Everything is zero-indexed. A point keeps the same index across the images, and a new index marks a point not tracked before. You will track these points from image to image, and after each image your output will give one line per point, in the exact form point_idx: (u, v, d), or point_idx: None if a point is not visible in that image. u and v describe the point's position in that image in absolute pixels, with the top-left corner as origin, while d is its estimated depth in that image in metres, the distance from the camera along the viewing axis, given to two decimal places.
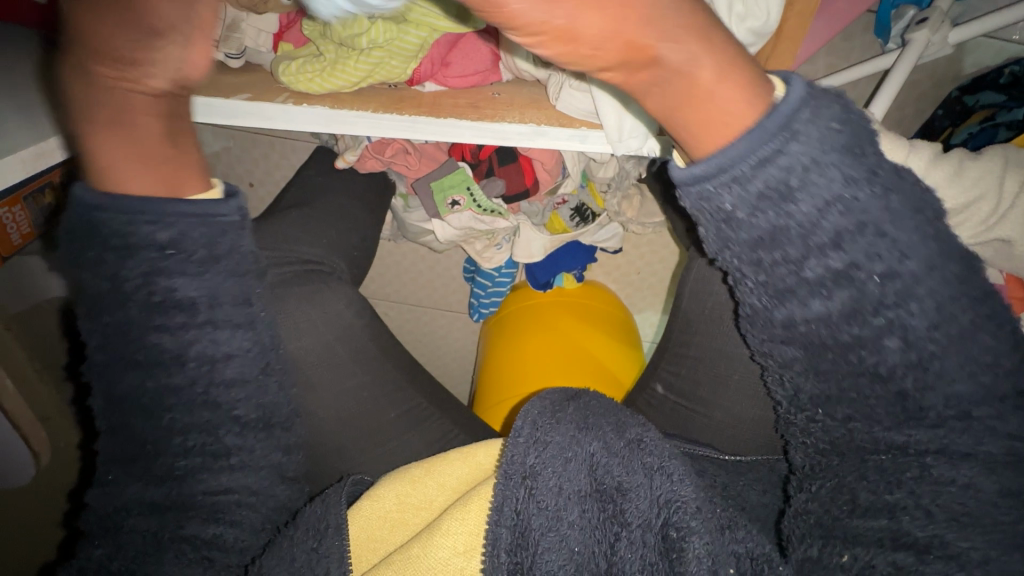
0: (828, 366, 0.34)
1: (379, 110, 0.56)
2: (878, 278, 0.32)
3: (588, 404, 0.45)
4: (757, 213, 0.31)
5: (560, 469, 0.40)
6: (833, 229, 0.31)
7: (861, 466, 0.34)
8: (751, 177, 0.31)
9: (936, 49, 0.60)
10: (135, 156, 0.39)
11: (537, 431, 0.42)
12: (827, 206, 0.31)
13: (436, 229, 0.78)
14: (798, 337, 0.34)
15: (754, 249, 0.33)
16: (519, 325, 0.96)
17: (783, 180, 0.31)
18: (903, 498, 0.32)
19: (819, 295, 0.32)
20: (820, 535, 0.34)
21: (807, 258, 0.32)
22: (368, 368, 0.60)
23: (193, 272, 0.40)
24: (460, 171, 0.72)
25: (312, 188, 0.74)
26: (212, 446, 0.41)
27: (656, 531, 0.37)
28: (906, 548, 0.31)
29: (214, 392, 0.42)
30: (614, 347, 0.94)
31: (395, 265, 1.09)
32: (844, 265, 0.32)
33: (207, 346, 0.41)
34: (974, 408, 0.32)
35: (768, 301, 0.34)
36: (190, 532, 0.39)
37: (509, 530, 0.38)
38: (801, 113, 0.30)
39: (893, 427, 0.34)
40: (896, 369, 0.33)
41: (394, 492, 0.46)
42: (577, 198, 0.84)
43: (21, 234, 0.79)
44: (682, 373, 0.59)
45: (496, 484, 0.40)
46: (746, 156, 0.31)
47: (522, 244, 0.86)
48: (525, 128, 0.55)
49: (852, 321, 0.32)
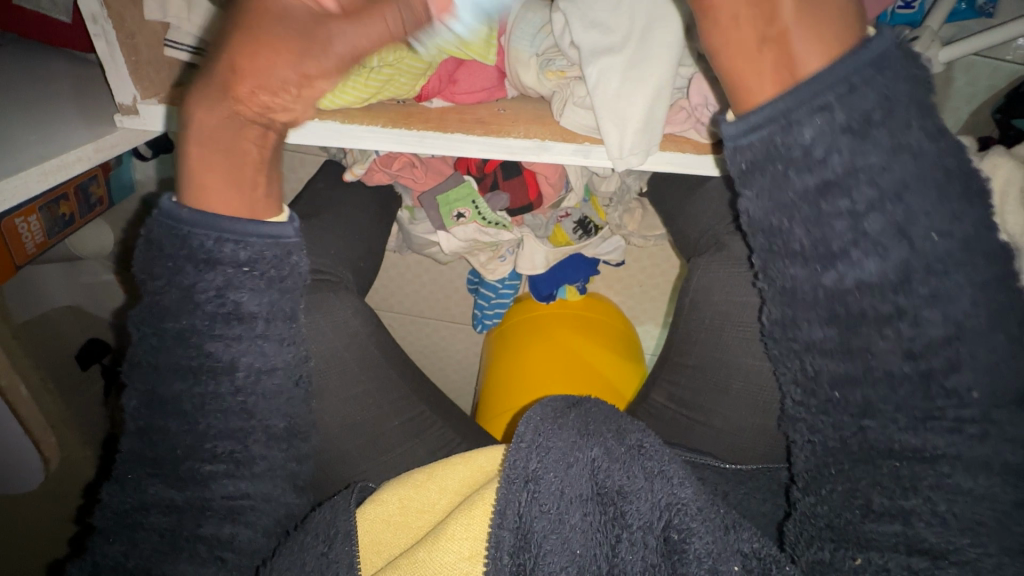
0: (863, 340, 0.34)
1: (388, 125, 0.58)
2: (934, 237, 0.32)
3: (589, 412, 0.46)
4: (831, 152, 0.32)
5: (563, 472, 0.41)
6: (894, 182, 0.32)
7: (874, 472, 0.35)
8: (812, 128, 0.32)
9: (928, 67, 0.61)
10: (221, 172, 0.40)
11: (538, 436, 0.43)
12: (890, 160, 0.32)
13: (441, 240, 0.81)
14: (843, 304, 0.34)
15: (817, 199, 0.33)
16: (522, 337, 0.97)
17: (857, 123, 0.32)
18: (918, 505, 0.33)
19: (873, 254, 0.33)
20: (830, 539, 0.35)
21: (860, 215, 0.32)
22: (375, 375, 0.61)
23: (260, 287, 0.41)
24: (466, 184, 0.73)
25: (321, 199, 0.75)
26: (239, 454, 0.41)
27: (658, 533, 0.39)
28: (921, 553, 0.32)
29: (252, 402, 0.41)
30: (614, 358, 0.95)
31: (398, 276, 1.11)
32: (893, 228, 0.32)
33: (255, 358, 0.41)
34: (994, 413, 0.33)
35: (816, 266, 0.34)
36: (207, 531, 0.40)
37: (511, 532, 0.39)
38: (880, 63, 0.32)
39: (910, 428, 0.34)
40: (918, 346, 0.33)
41: (397, 496, 0.47)
42: (581, 212, 0.86)
43: (34, 243, 0.81)
44: (682, 384, 0.59)
45: (498, 488, 0.41)
46: (809, 109, 0.32)
47: (525, 256, 0.87)
48: (530, 144, 0.57)
49: (900, 287, 0.33)
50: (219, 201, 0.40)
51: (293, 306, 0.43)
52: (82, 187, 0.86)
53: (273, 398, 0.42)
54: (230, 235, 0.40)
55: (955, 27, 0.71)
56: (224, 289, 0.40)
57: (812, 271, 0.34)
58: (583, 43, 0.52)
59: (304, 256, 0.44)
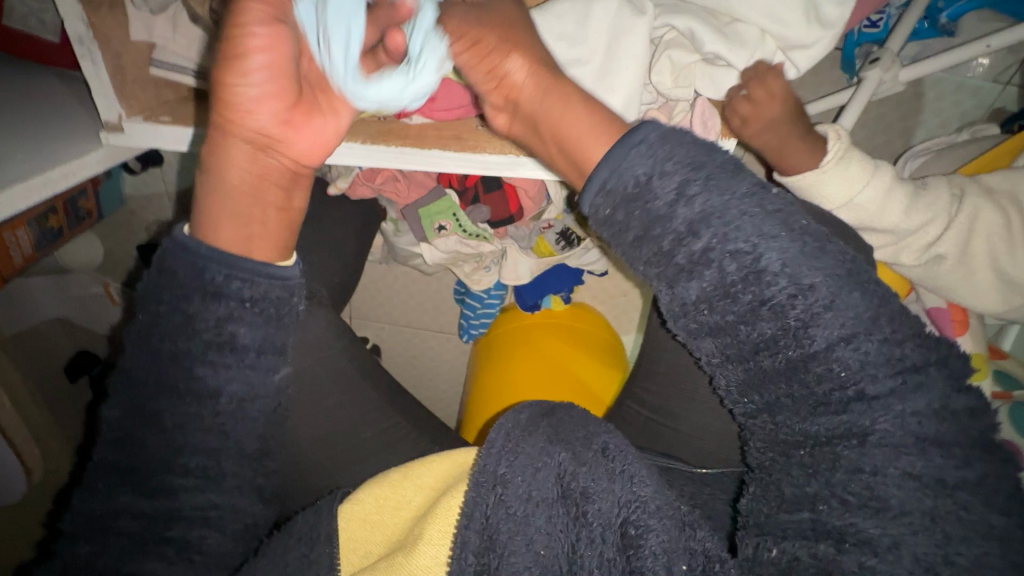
0: (733, 347, 0.36)
1: (367, 142, 0.59)
2: (732, 255, 0.35)
3: (562, 420, 0.47)
4: (626, 214, 0.37)
5: (531, 476, 0.43)
6: (687, 219, 0.36)
7: (789, 462, 0.36)
8: (616, 186, 0.38)
9: (889, 86, 0.64)
10: (230, 212, 0.42)
11: (509, 442, 0.45)
12: (676, 203, 0.36)
13: (424, 252, 0.82)
14: (698, 321, 0.37)
15: (640, 243, 0.37)
16: (507, 346, 0.99)
17: (634, 187, 0.37)
18: (821, 489, 0.34)
19: (695, 276, 0.36)
20: (756, 534, 0.35)
21: (676, 247, 0.36)
22: (349, 388, 0.62)
23: (255, 316, 0.42)
24: (447, 198, 0.75)
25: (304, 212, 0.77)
26: (212, 470, 0.43)
27: (616, 529, 0.39)
28: (827, 537, 0.32)
29: (231, 422, 0.43)
30: (595, 366, 0.96)
31: (385, 287, 1.12)
32: (701, 249, 0.36)
33: (241, 384, 0.43)
34: (869, 388, 0.34)
35: (666, 291, 0.37)
36: (176, 534, 0.41)
37: (477, 534, 0.41)
38: (642, 135, 0.38)
39: (807, 417, 0.35)
40: (776, 339, 0.35)
41: (373, 495, 0.48)
42: (562, 223, 0.88)
43: (22, 255, 0.82)
44: (654, 392, 0.60)
45: (468, 491, 0.43)
46: (608, 174, 0.38)
47: (510, 266, 0.90)
48: (504, 159, 0.59)
49: (728, 299, 0.35)
50: (232, 235, 0.43)
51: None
52: (71, 201, 0.87)
53: (253, 415, 0.44)
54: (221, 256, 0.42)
55: (920, 44, 0.74)
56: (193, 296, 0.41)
57: (667, 288, 0.37)
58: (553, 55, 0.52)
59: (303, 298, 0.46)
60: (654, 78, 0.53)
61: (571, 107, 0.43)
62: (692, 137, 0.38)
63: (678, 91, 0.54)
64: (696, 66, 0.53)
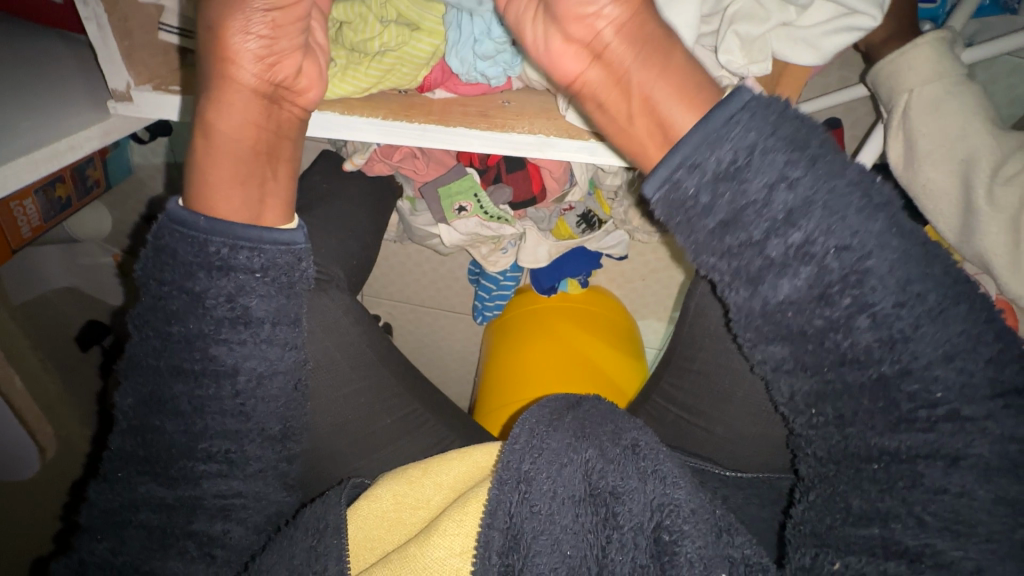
0: (812, 355, 0.36)
1: (388, 117, 0.56)
2: (835, 251, 0.34)
3: (587, 412, 0.47)
4: (716, 197, 0.36)
5: (556, 473, 0.42)
6: (785, 206, 0.35)
7: (857, 475, 0.36)
8: (707, 163, 0.36)
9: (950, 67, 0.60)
10: (232, 172, 0.42)
11: (533, 438, 0.44)
12: (775, 186, 0.35)
13: (443, 233, 0.79)
14: (777, 324, 0.37)
15: (721, 234, 0.36)
16: (523, 330, 0.97)
17: (731, 163, 0.35)
18: (895, 507, 0.34)
19: (786, 274, 0.35)
20: (815, 544, 0.35)
21: (767, 238, 0.35)
22: (367, 375, 0.61)
23: (270, 292, 0.41)
24: (468, 178, 0.72)
25: (316, 192, 0.74)
26: (232, 456, 0.41)
27: (648, 534, 0.39)
28: (898, 556, 0.32)
29: (251, 404, 0.41)
30: (605, 348, 0.94)
31: (395, 264, 1.10)
32: (800, 241, 0.35)
33: (259, 362, 0.41)
34: (964, 408, 0.33)
35: (747, 290, 0.37)
36: (198, 527, 0.41)
37: (501, 533, 0.39)
38: (738, 112, 0.36)
39: (886, 432, 0.35)
40: (871, 350, 0.35)
41: (392, 491, 0.47)
42: (585, 206, 0.86)
43: (30, 227, 0.80)
44: (685, 389, 0.59)
45: (491, 489, 0.41)
46: (700, 147, 0.36)
47: (528, 249, 0.87)
48: (533, 139, 0.55)
49: (822, 302, 0.35)
50: (232, 202, 0.42)
51: (299, 310, 0.43)
52: (79, 170, 0.84)
53: (271, 402, 0.42)
54: (245, 243, 0.41)
55: (979, 23, 0.68)
56: (235, 295, 0.40)
57: (749, 292, 0.37)
58: None
59: (314, 261, 0.45)
60: (722, 58, 0.48)
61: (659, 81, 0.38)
62: (792, 108, 0.37)
63: (753, 67, 0.49)
64: (773, 31, 0.48)
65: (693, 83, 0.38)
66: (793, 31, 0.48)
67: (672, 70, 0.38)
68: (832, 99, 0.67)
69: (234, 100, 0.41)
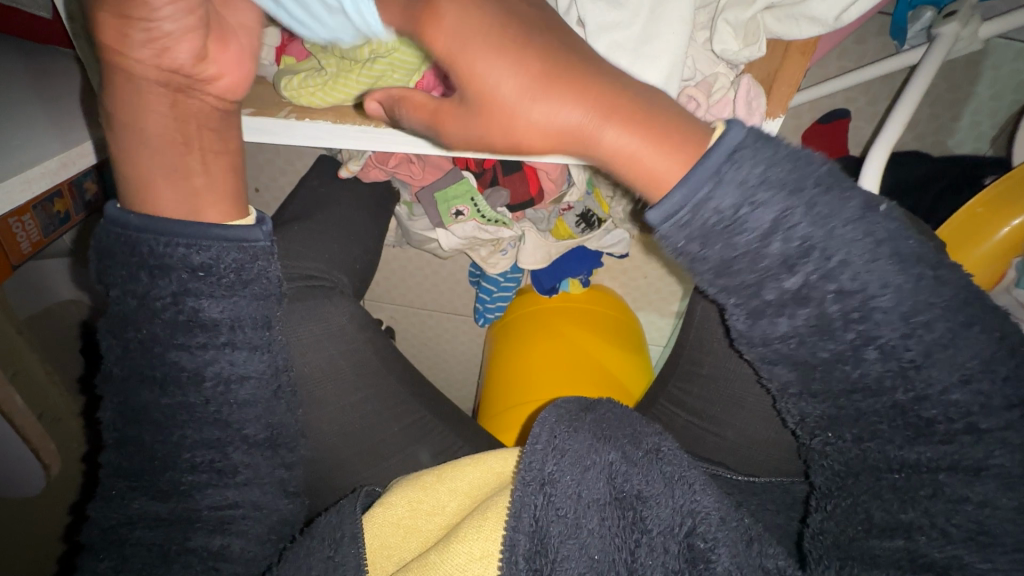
0: (820, 381, 0.36)
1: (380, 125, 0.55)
2: (836, 295, 0.34)
3: (605, 416, 0.46)
4: (706, 249, 0.35)
5: (581, 477, 0.41)
6: (782, 253, 0.34)
7: (877, 486, 0.35)
8: (694, 220, 0.34)
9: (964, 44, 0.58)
10: (157, 167, 0.41)
11: (555, 438, 0.43)
12: (769, 235, 0.34)
13: (440, 237, 0.78)
14: (780, 353, 0.36)
15: (717, 277, 0.36)
16: (527, 331, 0.96)
17: (721, 219, 0.34)
18: (918, 518, 0.33)
19: (784, 314, 0.35)
20: (838, 556, 0.35)
21: (764, 282, 0.34)
22: (371, 383, 0.60)
23: (220, 293, 0.41)
24: (465, 182, 0.71)
25: (312, 199, 0.74)
26: (219, 463, 0.42)
27: (680, 539, 0.39)
28: (926, 570, 0.32)
29: (225, 410, 0.42)
30: (612, 349, 0.93)
31: (395, 268, 1.10)
32: (800, 285, 0.34)
33: (222, 367, 0.41)
34: (981, 421, 0.33)
35: (747, 322, 0.36)
36: (197, 543, 0.41)
37: (526, 537, 0.38)
38: (724, 166, 0.34)
39: (904, 445, 0.34)
40: (883, 380, 0.34)
41: (405, 498, 0.47)
42: (583, 205, 0.85)
43: (30, 242, 0.79)
44: (694, 393, 0.58)
45: (514, 490, 0.40)
46: (685, 204, 0.34)
47: (528, 251, 0.87)
48: None
49: (827, 336, 0.34)
50: (171, 202, 0.41)
51: (266, 311, 0.43)
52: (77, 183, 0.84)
53: (248, 407, 0.42)
54: (181, 238, 0.40)
55: None
56: (180, 297, 0.40)
57: (743, 328, 0.37)
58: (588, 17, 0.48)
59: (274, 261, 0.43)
60: (716, 45, 0.48)
61: (626, 128, 0.36)
62: (783, 150, 0.34)
63: (749, 50, 0.47)
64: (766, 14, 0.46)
65: (676, 125, 0.36)
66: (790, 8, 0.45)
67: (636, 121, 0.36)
68: (819, 90, 0.66)
69: (131, 91, 0.38)
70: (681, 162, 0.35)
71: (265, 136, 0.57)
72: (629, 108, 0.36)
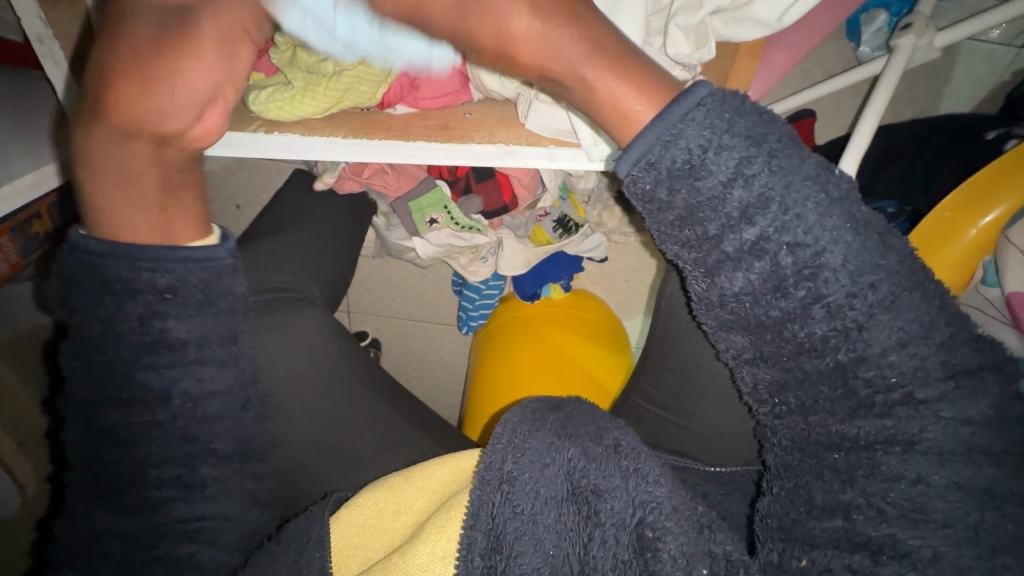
0: (771, 345, 0.37)
1: (348, 135, 0.57)
2: (788, 247, 0.35)
3: (570, 414, 0.47)
4: (673, 192, 0.36)
5: (538, 475, 0.42)
6: (740, 203, 0.35)
7: (819, 465, 0.36)
8: (662, 161, 0.36)
9: (924, 52, 0.60)
10: (131, 198, 0.41)
11: (515, 438, 0.44)
12: (730, 182, 0.35)
13: (416, 246, 0.79)
14: (736, 313, 0.37)
15: (680, 226, 0.37)
16: (507, 338, 0.97)
17: (688, 161, 0.35)
18: (856, 497, 0.34)
19: (740, 267, 0.36)
20: (782, 538, 0.36)
21: (723, 233, 0.36)
22: (346, 390, 0.61)
23: (187, 313, 0.42)
24: (437, 190, 0.73)
25: (288, 213, 0.75)
26: (187, 477, 0.42)
27: (631, 530, 0.39)
28: (862, 548, 0.33)
29: (195, 425, 0.42)
30: (592, 354, 0.94)
31: (376, 280, 1.10)
32: (755, 237, 0.35)
33: (191, 384, 0.42)
34: (919, 391, 0.34)
35: (705, 280, 0.38)
36: (163, 553, 0.41)
37: (484, 535, 0.40)
38: (693, 110, 0.35)
39: (846, 418, 0.35)
40: (828, 340, 0.35)
41: (373, 499, 0.47)
42: (559, 210, 0.87)
43: (7, 264, 0.78)
44: (662, 388, 0.59)
45: (473, 490, 0.41)
46: (656, 144, 0.36)
47: (506, 257, 0.88)
48: (494, 148, 0.56)
49: (776, 293, 0.35)
50: (139, 220, 0.42)
51: (232, 328, 0.44)
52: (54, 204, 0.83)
53: (216, 420, 0.43)
54: (146, 262, 0.41)
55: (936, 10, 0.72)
56: (146, 318, 0.41)
57: (703, 283, 0.38)
58: None
59: (240, 278, 0.45)
60: (670, 51, 0.49)
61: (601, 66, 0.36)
62: (750, 104, 0.37)
63: (699, 54, 0.49)
64: (716, 17, 0.48)
65: (649, 72, 0.37)
66: (736, 12, 0.47)
67: (615, 63, 0.36)
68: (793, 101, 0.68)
69: (118, 136, 0.39)
70: (652, 105, 0.36)
71: (236, 151, 0.57)
72: (609, 48, 0.36)
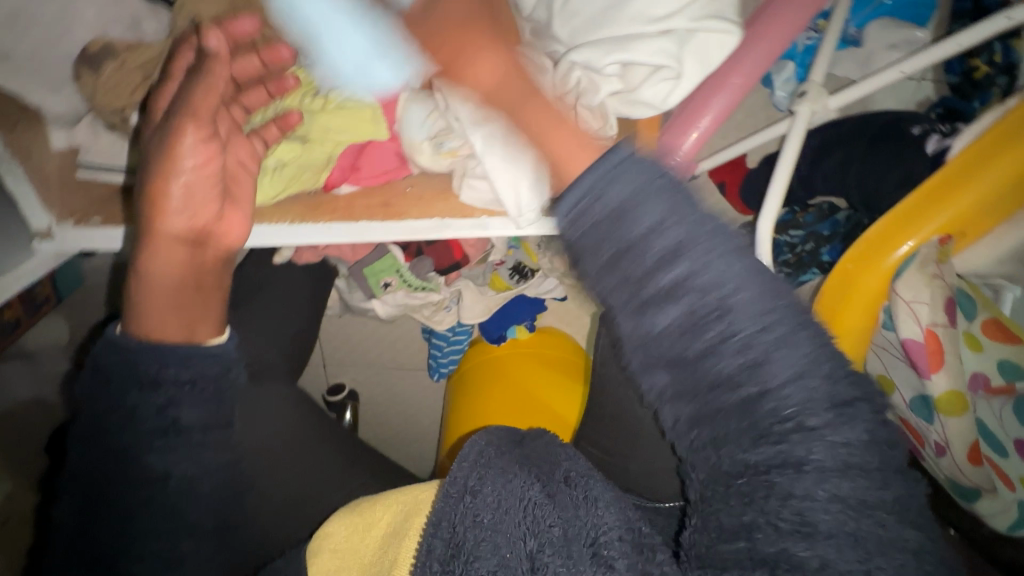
0: (689, 390, 0.39)
1: (295, 221, 0.61)
2: (704, 290, 0.37)
3: (529, 450, 0.53)
4: (602, 242, 0.39)
5: (500, 487, 0.47)
6: (663, 248, 0.38)
7: (726, 492, 0.40)
8: (590, 212, 0.39)
9: (822, 114, 0.65)
10: (166, 303, 0.46)
11: (480, 458, 0.50)
12: (652, 230, 0.38)
13: (375, 307, 0.83)
14: (661, 353, 0.39)
15: (607, 268, 0.39)
16: (478, 379, 1.01)
17: (606, 213, 0.39)
18: (756, 518, 0.37)
19: (665, 305, 0.38)
20: (700, 565, 0.39)
21: (647, 276, 0.38)
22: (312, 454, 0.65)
23: (202, 401, 0.46)
24: (389, 257, 0.77)
25: (253, 283, 0.79)
26: (166, 554, 0.45)
27: (587, 545, 0.43)
28: (763, 564, 0.36)
29: (180, 502, 0.45)
30: (558, 388, 0.97)
31: (349, 334, 1.14)
32: (672, 281, 0.37)
33: (190, 465, 0.46)
34: (808, 419, 0.37)
35: (632, 320, 0.39)
36: None
37: (443, 542, 0.45)
38: (617, 169, 0.39)
39: (749, 448, 0.38)
40: (726, 390, 0.37)
41: (343, 528, 0.52)
42: (513, 258, 0.93)
43: None
44: None
45: (438, 503, 0.48)
46: (583, 197, 0.39)
47: (467, 307, 0.93)
48: (430, 223, 0.61)
49: (694, 333, 0.38)
50: (173, 326, 0.46)
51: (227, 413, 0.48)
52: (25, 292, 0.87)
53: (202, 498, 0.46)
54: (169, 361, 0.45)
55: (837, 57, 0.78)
56: (166, 407, 0.44)
57: (633, 322, 0.39)
58: (463, 116, 0.56)
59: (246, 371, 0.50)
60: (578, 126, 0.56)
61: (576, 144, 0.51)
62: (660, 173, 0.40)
63: (604, 129, 0.55)
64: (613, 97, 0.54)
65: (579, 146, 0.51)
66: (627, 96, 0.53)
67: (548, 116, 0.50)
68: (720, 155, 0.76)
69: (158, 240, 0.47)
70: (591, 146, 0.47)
71: None
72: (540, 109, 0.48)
